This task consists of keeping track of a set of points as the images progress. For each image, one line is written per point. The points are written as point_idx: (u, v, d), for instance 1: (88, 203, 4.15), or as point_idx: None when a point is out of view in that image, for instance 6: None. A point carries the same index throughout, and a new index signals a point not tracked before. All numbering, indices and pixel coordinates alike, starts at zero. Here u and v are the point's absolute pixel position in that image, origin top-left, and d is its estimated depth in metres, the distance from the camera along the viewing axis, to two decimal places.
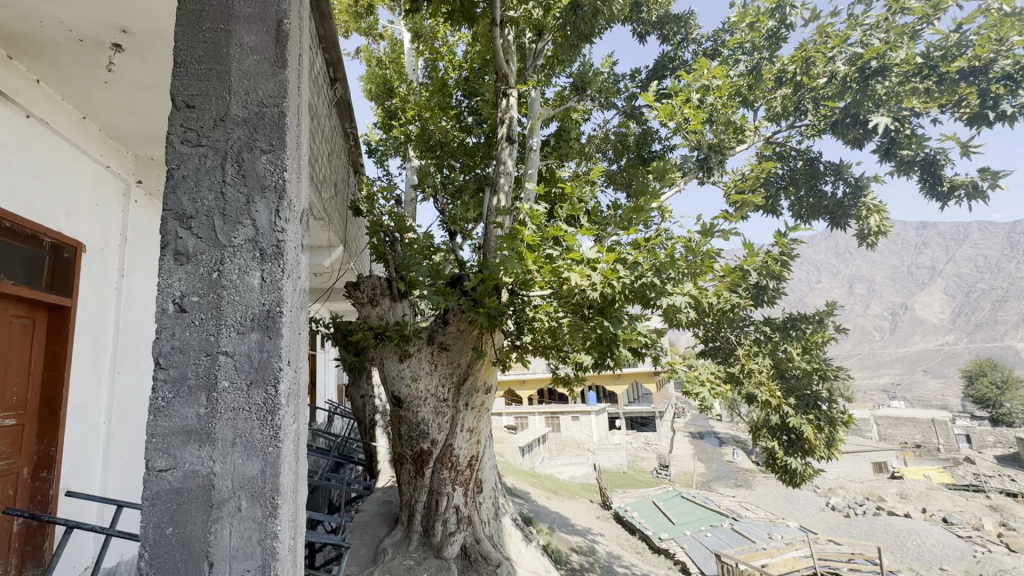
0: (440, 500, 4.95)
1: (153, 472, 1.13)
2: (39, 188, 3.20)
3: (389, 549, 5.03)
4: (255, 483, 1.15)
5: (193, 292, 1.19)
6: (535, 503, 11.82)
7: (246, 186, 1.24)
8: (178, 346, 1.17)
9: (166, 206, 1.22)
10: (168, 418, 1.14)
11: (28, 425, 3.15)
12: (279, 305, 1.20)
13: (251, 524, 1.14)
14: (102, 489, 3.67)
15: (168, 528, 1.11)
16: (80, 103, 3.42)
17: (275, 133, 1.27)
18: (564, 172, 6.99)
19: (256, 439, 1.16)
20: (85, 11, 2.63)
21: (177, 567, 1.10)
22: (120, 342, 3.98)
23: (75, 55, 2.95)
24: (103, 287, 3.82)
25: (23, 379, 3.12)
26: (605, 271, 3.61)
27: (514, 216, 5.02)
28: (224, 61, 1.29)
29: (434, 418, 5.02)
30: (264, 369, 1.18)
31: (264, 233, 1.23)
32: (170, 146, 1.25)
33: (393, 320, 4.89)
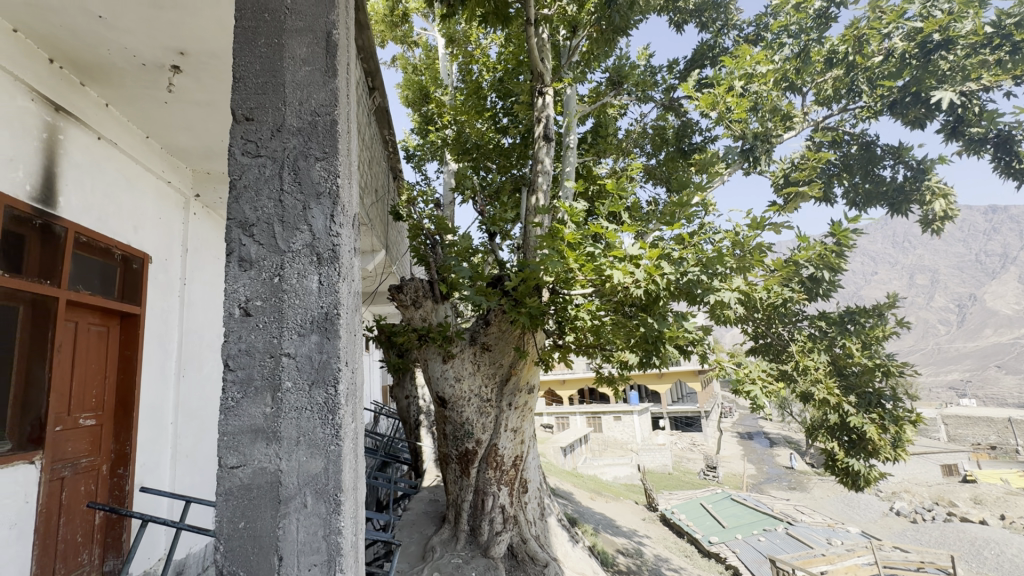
0: (486, 499, 5.00)
1: (225, 469, 1.18)
2: (110, 204, 3.43)
3: (437, 547, 5.10)
4: (319, 480, 1.18)
5: (257, 297, 1.24)
6: (578, 504, 11.73)
7: (302, 193, 1.29)
8: (245, 348, 1.22)
9: (230, 215, 1.27)
10: (236, 417, 1.19)
11: (106, 425, 3.40)
12: (337, 307, 1.23)
13: (317, 520, 1.17)
14: (171, 484, 3.89)
15: (240, 522, 1.16)
16: (143, 122, 3.66)
17: (328, 141, 1.31)
18: (601, 168, 6.91)
19: (318, 437, 1.19)
20: (147, 37, 2.80)
21: (250, 560, 1.15)
22: (185, 347, 4.23)
23: (139, 77, 3.16)
24: (167, 295, 4.06)
25: (100, 383, 3.37)
26: (649, 267, 3.54)
27: (553, 215, 4.99)
28: (278, 74, 1.33)
29: (478, 417, 5.06)
30: (324, 369, 1.21)
31: (320, 238, 1.27)
32: (231, 158, 1.31)
33: (435, 322, 4.97)
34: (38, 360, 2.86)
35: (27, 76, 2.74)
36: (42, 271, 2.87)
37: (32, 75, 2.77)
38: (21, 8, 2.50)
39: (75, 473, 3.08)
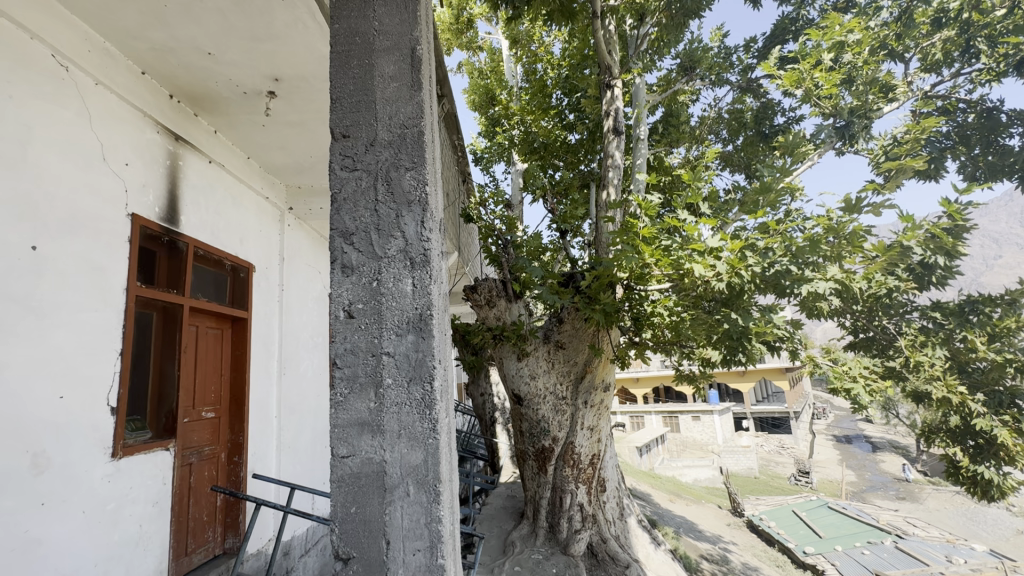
0: (565, 497, 5.01)
1: (337, 458, 1.24)
2: (221, 220, 3.84)
3: (518, 542, 5.18)
4: (420, 470, 1.22)
5: (358, 300, 1.31)
6: (657, 506, 11.38)
7: (395, 202, 1.35)
8: (350, 348, 1.28)
9: (332, 226, 1.35)
10: (345, 411, 1.26)
11: (223, 417, 3.81)
12: (430, 308, 1.27)
13: (419, 508, 1.21)
14: (277, 472, 4.28)
15: (352, 507, 1.22)
16: (245, 145, 4.06)
17: (416, 152, 1.36)
18: (674, 159, 6.67)
19: (418, 430, 1.23)
20: (248, 68, 3.11)
21: (362, 544, 1.20)
22: (284, 347, 4.63)
23: (241, 104, 3.50)
24: (269, 301, 4.46)
25: (217, 380, 3.78)
26: (733, 259, 3.36)
27: (625, 209, 4.89)
28: (369, 92, 1.41)
29: (555, 415, 5.08)
30: (421, 367, 1.25)
31: (413, 244, 1.32)
32: (332, 173, 1.39)
33: (510, 320, 5.04)
34: (168, 360, 3.26)
35: (154, 112, 3.14)
36: (169, 282, 3.27)
37: (157, 110, 3.17)
38: (146, 51, 2.90)
39: (200, 459, 3.49)
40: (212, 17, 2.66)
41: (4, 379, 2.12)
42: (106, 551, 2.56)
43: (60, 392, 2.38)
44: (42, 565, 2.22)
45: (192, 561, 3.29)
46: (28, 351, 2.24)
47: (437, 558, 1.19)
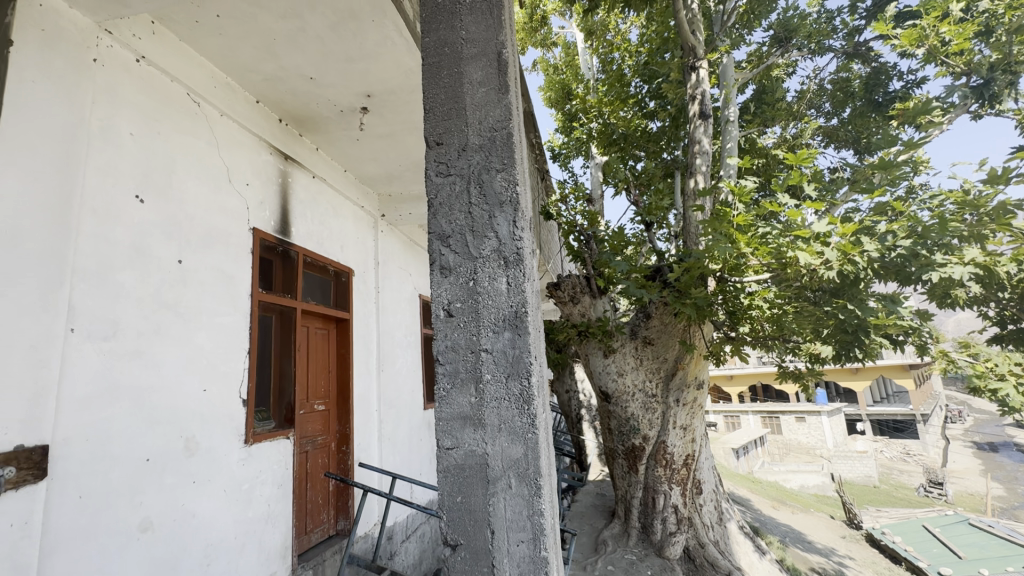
0: (657, 498, 4.86)
1: (442, 450, 1.26)
2: (325, 229, 4.19)
3: (609, 541, 5.11)
4: (521, 463, 1.21)
5: (457, 299, 1.32)
6: (758, 513, 10.65)
7: (487, 204, 1.35)
8: (450, 345, 1.30)
9: (430, 230, 1.37)
10: (447, 405, 1.27)
11: (332, 410, 4.16)
12: (525, 305, 1.26)
13: (521, 500, 1.19)
14: (379, 462, 4.58)
15: (457, 497, 1.23)
16: (342, 159, 4.40)
17: (506, 153, 1.37)
18: (768, 139, 6.19)
19: (517, 425, 1.22)
20: (344, 87, 3.36)
21: (467, 533, 1.20)
22: (382, 345, 4.95)
23: (338, 122, 3.80)
24: (367, 302, 4.79)
25: (326, 376, 4.13)
26: (845, 245, 3.03)
27: (716, 197, 4.62)
28: (460, 100, 1.44)
29: (645, 413, 4.94)
30: (518, 363, 1.24)
31: (506, 243, 1.32)
32: (427, 180, 1.42)
33: (595, 316, 4.94)
34: (284, 358, 3.62)
35: (267, 136, 3.51)
36: (284, 287, 3.63)
37: (270, 133, 3.53)
38: (259, 81, 3.25)
39: (314, 447, 3.84)
40: (312, 43, 2.91)
41: (162, 374, 2.49)
42: (242, 526, 2.91)
43: (203, 385, 2.74)
44: (194, 535, 2.58)
45: (310, 540, 3.63)
46: (178, 351, 2.60)
47: (541, 551, 1.17)
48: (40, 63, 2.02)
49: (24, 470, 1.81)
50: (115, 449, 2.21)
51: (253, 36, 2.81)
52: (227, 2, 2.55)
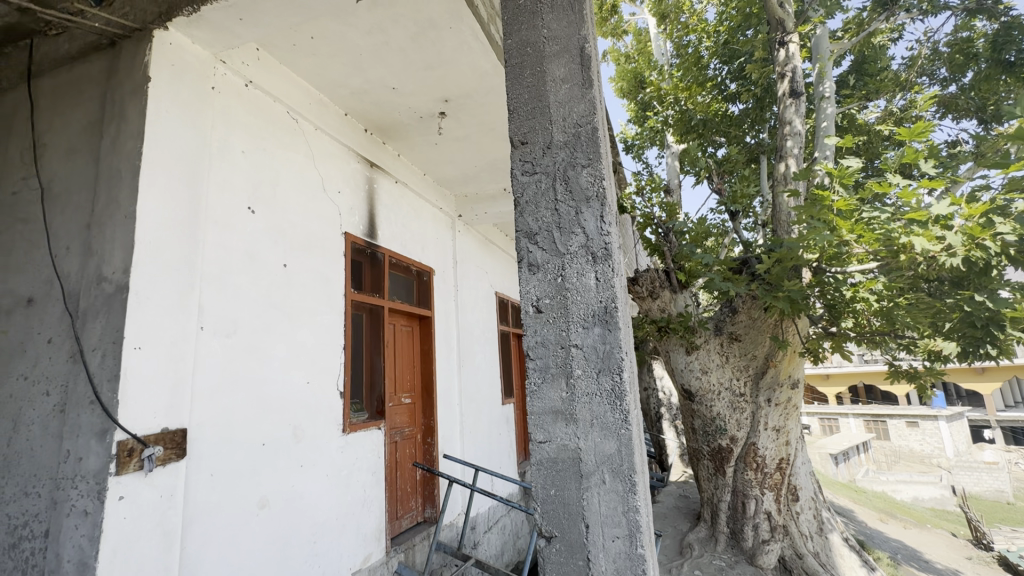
0: (748, 503, 4.61)
1: (535, 443, 1.28)
2: (407, 231, 4.40)
3: (695, 545, 4.91)
4: (614, 459, 1.20)
5: (545, 296, 1.33)
6: (863, 526, 9.70)
7: (574, 200, 1.36)
8: (540, 341, 1.31)
9: (517, 228, 1.40)
10: (539, 399, 1.29)
11: (417, 403, 4.36)
12: (615, 301, 1.26)
13: (616, 496, 1.19)
14: (462, 454, 4.74)
15: (552, 489, 1.25)
16: (421, 163, 4.59)
17: (592, 148, 1.36)
18: (869, 114, 5.60)
19: (610, 420, 1.21)
20: (424, 94, 3.50)
21: (562, 526, 1.22)
22: (461, 341, 5.11)
23: (418, 128, 3.96)
24: (447, 300, 4.95)
25: (411, 370, 4.34)
26: (973, 227, 2.67)
27: (810, 181, 4.27)
28: (543, 98, 1.45)
29: (732, 413, 4.71)
30: (609, 359, 1.24)
31: (593, 238, 1.31)
32: (513, 179, 1.44)
33: (675, 312, 4.68)
34: (375, 353, 3.85)
35: (355, 146, 3.75)
36: (373, 287, 3.87)
37: (357, 143, 3.77)
38: (347, 95, 3.47)
39: (402, 438, 4.06)
40: (394, 55, 3.07)
41: (272, 367, 2.76)
42: (343, 509, 3.15)
43: (307, 378, 2.99)
44: (302, 514, 2.84)
45: (401, 525, 3.85)
46: (286, 346, 2.87)
47: (637, 547, 1.16)
48: (171, 95, 2.30)
49: (169, 449, 2.09)
50: (236, 434, 2.48)
51: (343, 53, 3.01)
52: (320, 24, 2.75)
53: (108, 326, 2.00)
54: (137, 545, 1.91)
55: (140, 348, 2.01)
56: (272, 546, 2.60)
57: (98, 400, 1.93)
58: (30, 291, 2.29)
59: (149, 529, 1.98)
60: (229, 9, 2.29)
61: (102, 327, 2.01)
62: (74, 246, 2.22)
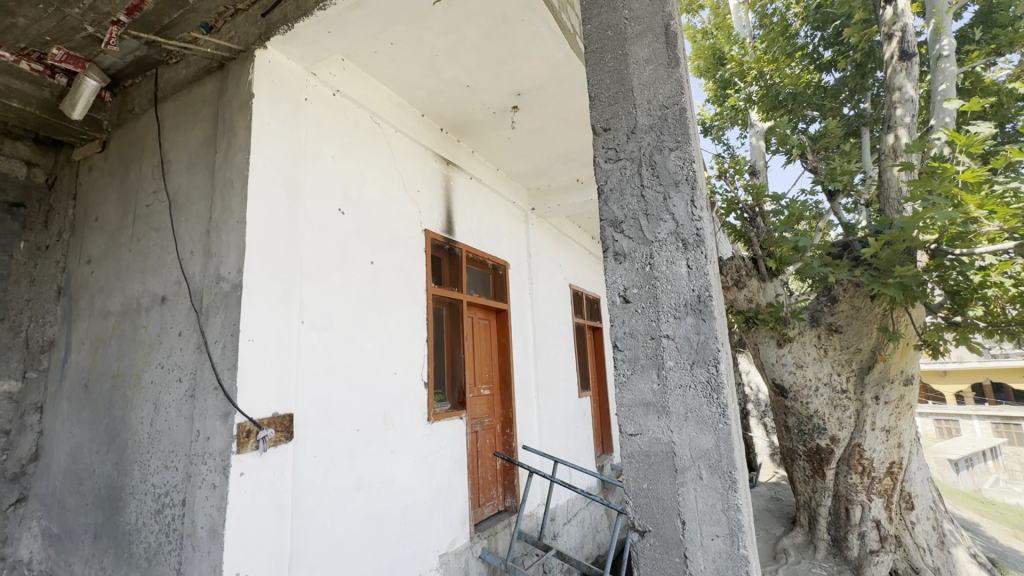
0: (852, 509, 4.25)
1: (626, 436, 1.26)
2: (483, 227, 4.48)
3: (791, 551, 4.59)
4: (712, 455, 1.15)
5: (633, 285, 1.29)
6: (993, 542, 8.54)
7: (661, 185, 1.30)
8: (628, 331, 1.28)
9: (602, 218, 1.38)
10: (629, 391, 1.26)
11: (496, 395, 4.45)
12: (709, 289, 1.19)
13: (714, 493, 1.14)
14: (541, 446, 4.77)
15: (644, 483, 1.22)
16: (495, 159, 4.65)
17: (680, 130, 1.30)
18: (1000, 72, 4.88)
19: (706, 415, 1.16)
20: (497, 89, 3.53)
21: (656, 520, 1.19)
22: (537, 334, 5.14)
23: (491, 123, 4.01)
24: (522, 293, 4.99)
25: (489, 362, 4.42)
26: None
27: (925, 153, 3.80)
28: (626, 81, 1.41)
29: (832, 411, 4.34)
30: (704, 350, 1.18)
31: (684, 224, 1.26)
32: (597, 168, 1.42)
33: (764, 303, 4.33)
34: (455, 346, 3.97)
35: (432, 145, 3.88)
36: (452, 281, 3.99)
37: (434, 143, 3.90)
38: (424, 97, 3.59)
39: (482, 428, 4.16)
40: (469, 53, 3.12)
41: (363, 358, 2.93)
42: (429, 494, 3.30)
43: (394, 368, 3.16)
44: (393, 497, 3.01)
45: (483, 512, 3.97)
46: (375, 339, 3.04)
47: (739, 548, 1.10)
48: (271, 108, 2.52)
49: (279, 432, 2.30)
50: (334, 420, 2.67)
51: (420, 56, 3.11)
52: (399, 30, 2.86)
53: (226, 320, 2.23)
54: (255, 517, 2.13)
55: (252, 340, 2.23)
56: (367, 524, 2.79)
57: (220, 386, 2.17)
58: (163, 290, 2.61)
59: (265, 502, 2.19)
60: (318, 24, 2.44)
61: (222, 321, 2.25)
62: (196, 250, 2.50)
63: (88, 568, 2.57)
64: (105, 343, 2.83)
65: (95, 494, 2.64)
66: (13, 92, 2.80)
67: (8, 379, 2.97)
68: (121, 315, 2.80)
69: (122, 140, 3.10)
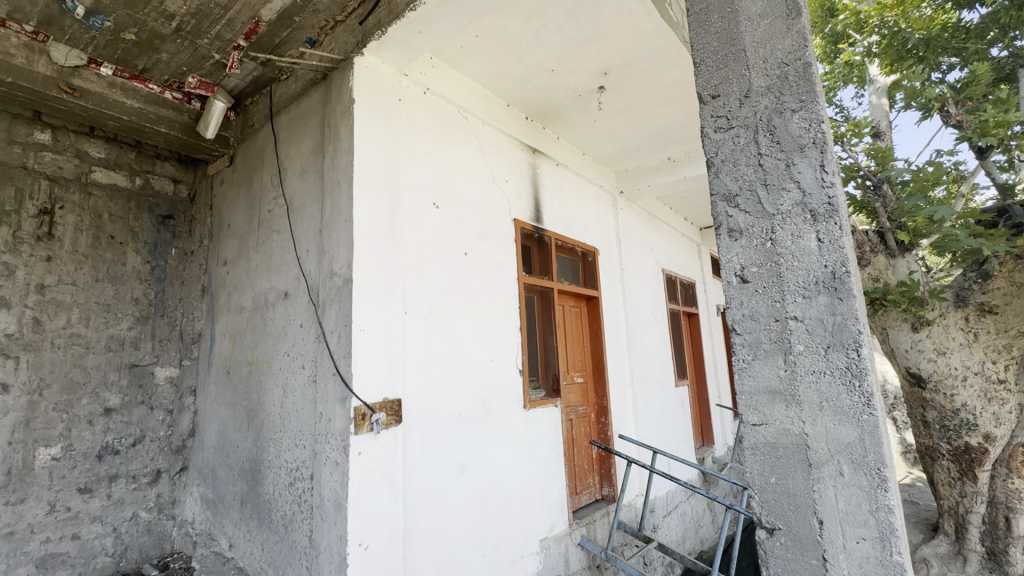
0: (1015, 519, 3.64)
1: (748, 425, 1.17)
2: (571, 213, 4.41)
3: (933, 562, 4.05)
4: (855, 449, 1.03)
5: (752, 263, 1.19)
6: None
7: (783, 151, 1.18)
8: (748, 313, 1.18)
9: (714, 191, 1.28)
10: (751, 378, 1.17)
11: (589, 382, 4.40)
12: (846, 264, 1.07)
13: (858, 491, 1.02)
14: (638, 436, 4.65)
15: (772, 477, 1.12)
16: (581, 143, 4.55)
17: (805, 88, 1.17)
18: None
19: (846, 404, 1.04)
20: (583, 71, 3.44)
21: (787, 518, 1.09)
22: (630, 322, 4.98)
23: (577, 107, 3.92)
24: (613, 279, 4.85)
25: (582, 350, 4.37)
26: None
27: None
28: (738, 41, 1.28)
29: (985, 405, 3.78)
30: (841, 333, 1.06)
31: (812, 193, 1.13)
32: (705, 138, 1.31)
33: (895, 282, 3.80)
34: (547, 333, 3.97)
35: (518, 134, 3.89)
36: (543, 270, 3.99)
37: (519, 131, 3.90)
38: (508, 87, 3.60)
39: (577, 416, 4.13)
40: (554, 37, 3.06)
41: (461, 346, 3.04)
42: (528, 479, 3.36)
43: (490, 356, 3.24)
44: (494, 480, 3.10)
45: (580, 500, 3.96)
46: (472, 327, 3.14)
47: (892, 554, 0.99)
48: (370, 111, 2.66)
49: (390, 415, 2.46)
50: (438, 406, 2.80)
51: (505, 46, 3.12)
52: (484, 21, 2.88)
53: (341, 313, 2.42)
54: (373, 494, 2.30)
55: (363, 330, 2.40)
56: (471, 505, 2.90)
57: (338, 372, 2.37)
58: (286, 287, 2.89)
59: (380, 481, 2.35)
60: (409, 26, 2.52)
61: (336, 314, 2.45)
62: (312, 249, 2.73)
63: (238, 530, 2.96)
64: (241, 334, 3.21)
65: (240, 466, 3.02)
66: (160, 120, 3.14)
67: (169, 366, 3.48)
68: (253, 309, 3.15)
69: (246, 154, 3.46)
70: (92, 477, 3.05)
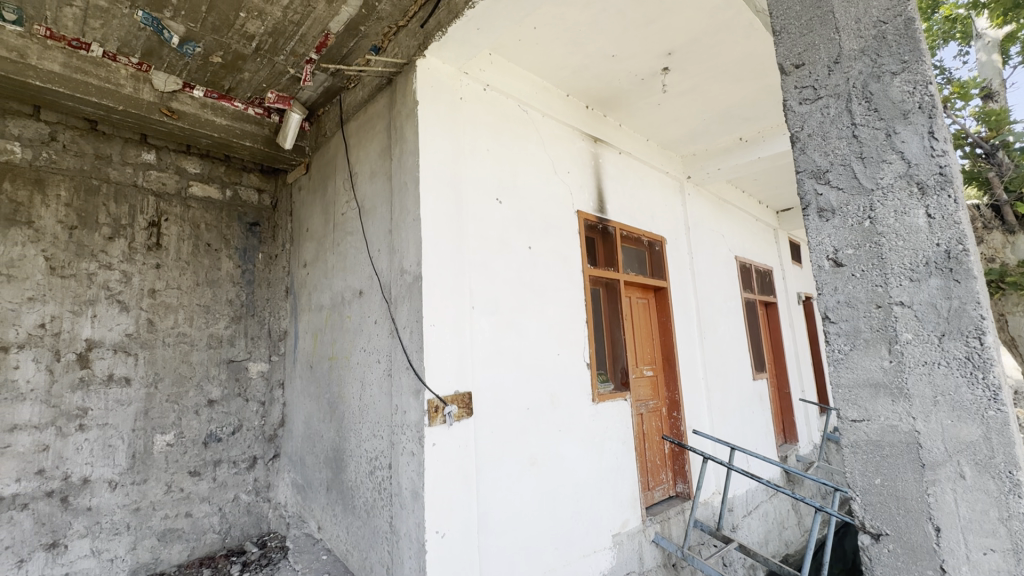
0: None
1: (847, 421, 1.09)
2: (636, 202, 4.28)
3: None
4: (979, 449, 0.92)
5: (848, 245, 1.09)
6: None
7: (882, 119, 1.07)
8: (844, 299, 1.09)
9: (800, 169, 1.19)
10: (850, 370, 1.08)
11: (660, 376, 4.26)
12: (964, 241, 0.94)
13: (983, 496, 0.91)
14: (713, 432, 4.45)
15: (877, 478, 1.03)
16: (645, 129, 4.40)
17: (907, 46, 1.04)
18: None
19: (967, 399, 0.93)
20: (646, 53, 3.31)
21: (897, 524, 1.00)
22: (702, 312, 4.77)
23: (639, 91, 3.79)
24: (682, 268, 4.66)
25: (651, 343, 4.24)
26: None
27: None
28: (824, 2, 1.17)
29: None
30: (958, 319, 0.94)
31: (919, 163, 1.01)
32: (790, 112, 1.22)
33: None
34: (614, 326, 3.89)
35: (579, 125, 3.83)
36: (608, 261, 3.91)
37: (580, 121, 3.84)
38: (568, 76, 3.55)
39: (648, 410, 4.02)
40: (614, 20, 2.97)
41: (528, 340, 3.05)
42: (599, 473, 3.32)
43: (557, 349, 3.22)
44: (565, 473, 3.09)
45: (654, 497, 3.86)
46: (538, 320, 3.14)
47: None
48: (432, 111, 2.73)
49: (461, 408, 2.51)
50: (507, 399, 2.83)
51: (563, 34, 3.07)
52: (542, 12, 2.85)
53: (412, 308, 2.51)
54: (447, 484, 2.37)
55: (434, 325, 2.47)
56: (543, 497, 2.92)
57: (412, 366, 2.46)
58: (360, 285, 3.04)
59: (454, 471, 2.42)
60: (468, 24, 2.54)
61: (408, 310, 2.54)
62: (383, 248, 2.84)
63: (325, 513, 3.16)
64: (321, 331, 3.42)
65: (325, 454, 3.23)
66: (245, 134, 3.40)
67: (261, 361, 3.78)
68: (331, 307, 3.34)
69: (320, 162, 3.67)
70: (200, 461, 3.38)
